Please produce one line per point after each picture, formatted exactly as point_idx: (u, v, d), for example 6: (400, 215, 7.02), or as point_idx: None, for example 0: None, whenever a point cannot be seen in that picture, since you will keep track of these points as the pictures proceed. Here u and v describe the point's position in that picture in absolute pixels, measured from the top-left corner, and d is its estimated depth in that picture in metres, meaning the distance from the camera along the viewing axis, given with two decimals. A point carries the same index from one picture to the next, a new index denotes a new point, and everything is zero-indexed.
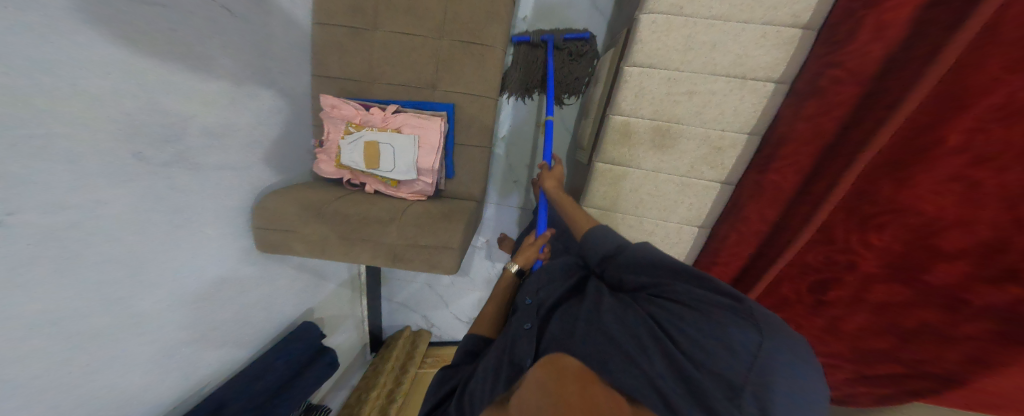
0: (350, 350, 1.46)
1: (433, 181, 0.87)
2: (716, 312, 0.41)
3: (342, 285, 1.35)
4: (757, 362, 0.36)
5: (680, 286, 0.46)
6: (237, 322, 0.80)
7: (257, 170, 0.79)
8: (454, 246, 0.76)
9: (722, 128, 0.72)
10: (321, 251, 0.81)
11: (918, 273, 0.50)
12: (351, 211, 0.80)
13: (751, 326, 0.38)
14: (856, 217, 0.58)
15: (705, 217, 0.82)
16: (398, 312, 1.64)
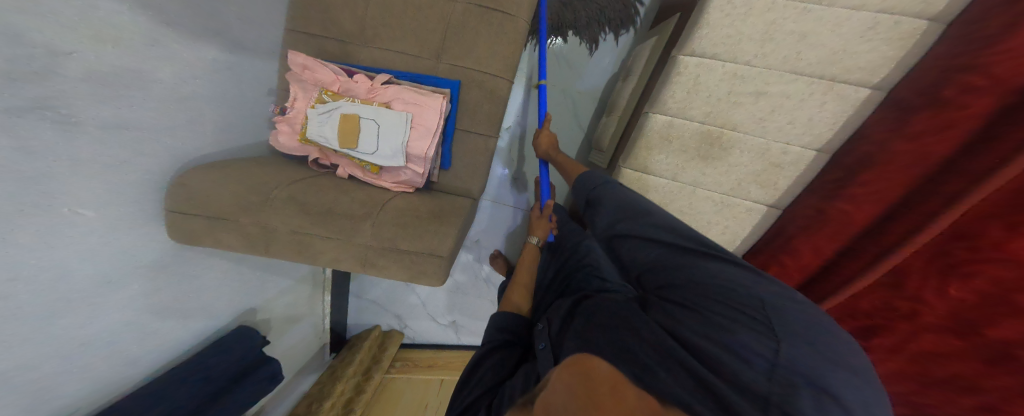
0: (305, 352, 1.26)
1: (424, 171, 0.70)
2: (719, 308, 0.30)
3: (300, 280, 1.16)
4: (780, 362, 0.25)
5: (687, 269, 0.34)
6: (150, 324, 0.61)
7: (181, 135, 0.61)
8: (442, 254, 0.60)
9: (787, 141, 0.59)
10: (262, 247, 0.63)
11: (981, 326, 0.41)
12: (308, 198, 0.62)
13: (767, 331, 0.27)
14: (941, 262, 0.45)
15: (741, 245, 0.69)
16: (367, 312, 1.45)
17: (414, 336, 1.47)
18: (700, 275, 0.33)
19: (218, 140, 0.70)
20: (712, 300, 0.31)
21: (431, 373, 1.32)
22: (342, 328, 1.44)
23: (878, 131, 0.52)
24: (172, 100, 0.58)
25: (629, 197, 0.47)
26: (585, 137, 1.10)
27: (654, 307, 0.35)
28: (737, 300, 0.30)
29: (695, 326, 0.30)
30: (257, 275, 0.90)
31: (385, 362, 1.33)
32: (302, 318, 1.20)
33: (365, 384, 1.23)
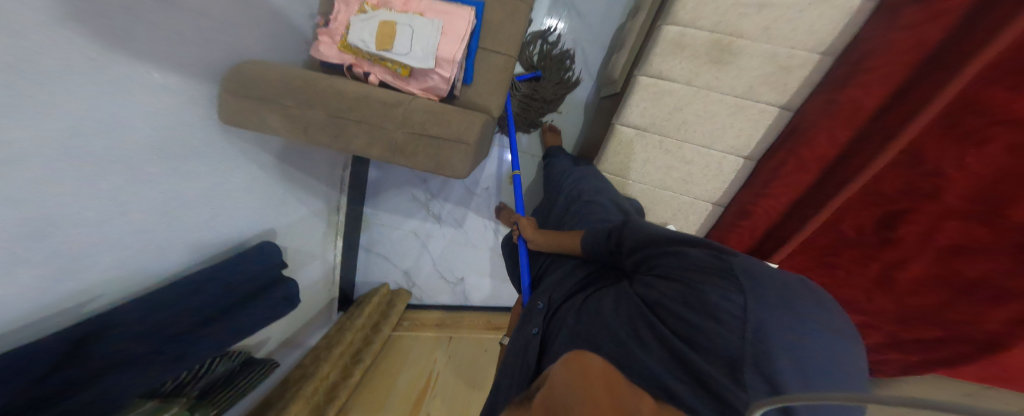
0: (316, 299, 1.27)
1: (449, 77, 0.76)
2: (699, 278, 0.39)
3: (315, 215, 1.20)
4: (750, 316, 0.32)
5: (667, 259, 0.44)
6: (198, 208, 0.65)
7: (238, 31, 0.66)
8: (469, 141, 0.64)
9: (791, 47, 0.64)
10: (303, 133, 0.68)
11: (1005, 207, 0.49)
12: (348, 91, 0.68)
13: (739, 290, 0.34)
14: (954, 136, 0.52)
15: (755, 148, 0.75)
16: (374, 265, 1.46)
17: (420, 294, 1.50)
18: (683, 259, 0.42)
19: (264, 46, 0.75)
20: (691, 274, 0.40)
21: (438, 330, 1.34)
22: (351, 281, 1.45)
23: (873, 32, 0.58)
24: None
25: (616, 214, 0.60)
26: (597, 75, 1.14)
27: (645, 285, 0.45)
28: (714, 269, 0.39)
29: (676, 301, 0.39)
30: (273, 201, 0.93)
31: (393, 318, 1.33)
32: (314, 260, 1.22)
33: (375, 336, 1.24)
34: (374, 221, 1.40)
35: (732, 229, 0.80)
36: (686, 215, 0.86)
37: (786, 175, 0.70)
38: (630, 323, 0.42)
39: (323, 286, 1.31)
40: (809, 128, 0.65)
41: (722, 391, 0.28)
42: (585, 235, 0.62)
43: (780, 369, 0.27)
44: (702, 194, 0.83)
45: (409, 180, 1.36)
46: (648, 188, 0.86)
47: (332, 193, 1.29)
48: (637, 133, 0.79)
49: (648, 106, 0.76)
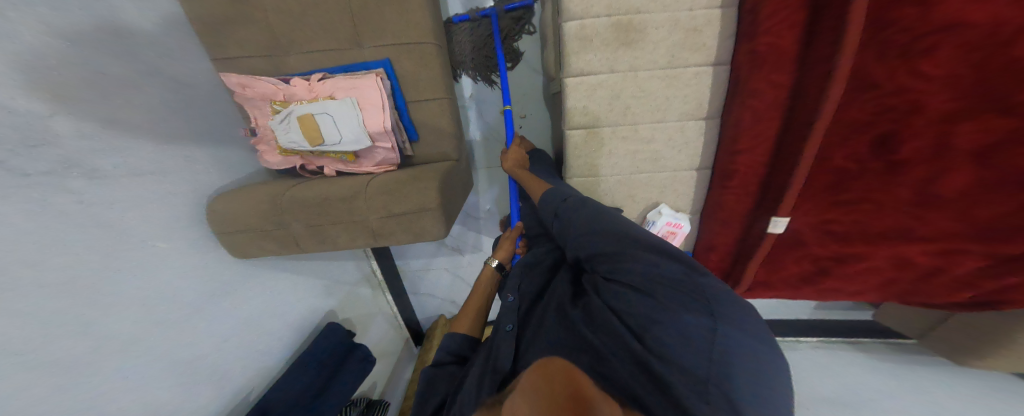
0: (395, 345, 1.49)
1: (391, 145, 0.81)
2: (666, 294, 0.45)
3: (359, 284, 1.32)
4: (716, 339, 0.39)
5: (633, 262, 0.49)
6: (220, 354, 0.78)
7: (178, 198, 0.72)
8: (432, 206, 0.71)
9: (690, 7, 0.64)
10: (293, 246, 0.77)
11: (1005, 97, 0.38)
12: (307, 196, 0.75)
13: (707, 313, 0.41)
14: (895, 50, 0.45)
15: (709, 107, 0.72)
16: (425, 303, 1.55)
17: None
18: (653, 269, 0.47)
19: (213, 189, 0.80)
20: (661, 287, 0.46)
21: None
22: (415, 321, 1.60)
23: None
24: (159, 173, 0.68)
25: (580, 202, 0.65)
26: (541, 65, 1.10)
27: (615, 294, 0.51)
28: (682, 285, 0.45)
29: (647, 313, 0.45)
30: (303, 292, 1.06)
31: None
32: (377, 317, 1.39)
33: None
34: (409, 269, 1.45)
35: (725, 190, 0.68)
36: (673, 190, 0.76)
37: (748, 130, 0.66)
38: (608, 336, 0.50)
39: (396, 332, 1.51)
40: (749, 78, 0.63)
41: (692, 409, 0.37)
42: (545, 194, 0.75)
43: (736, 388, 0.36)
44: (679, 163, 0.75)
45: None
46: (624, 177, 0.77)
47: (362, 258, 1.35)
48: (587, 132, 0.76)
49: (587, 105, 0.74)
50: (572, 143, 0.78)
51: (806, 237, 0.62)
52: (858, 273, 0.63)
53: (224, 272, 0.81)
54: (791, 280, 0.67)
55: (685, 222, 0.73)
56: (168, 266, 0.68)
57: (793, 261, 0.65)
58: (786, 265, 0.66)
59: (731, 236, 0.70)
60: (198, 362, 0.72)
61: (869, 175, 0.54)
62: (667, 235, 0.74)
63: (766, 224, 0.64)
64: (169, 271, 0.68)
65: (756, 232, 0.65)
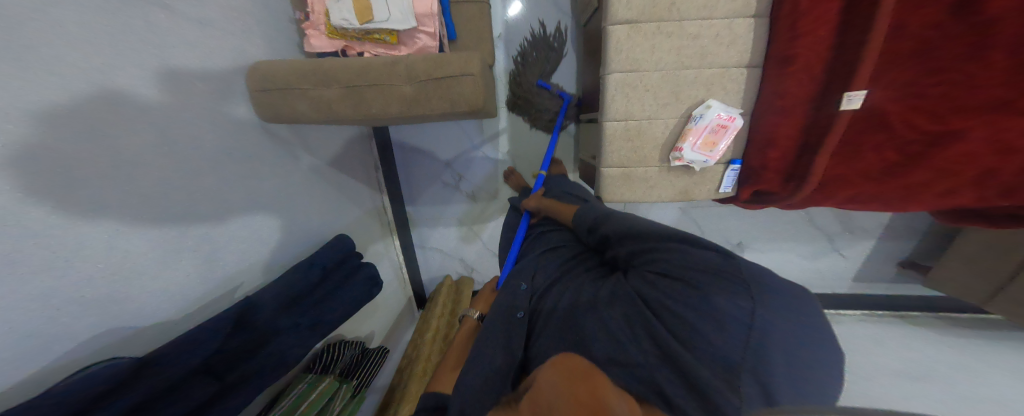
0: (397, 301, 1.34)
1: (434, 31, 0.82)
2: (709, 281, 0.45)
3: (369, 216, 1.23)
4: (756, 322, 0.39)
5: (672, 254, 0.52)
6: (229, 229, 0.66)
7: (219, 41, 0.66)
8: (474, 72, 0.69)
9: None
10: (330, 115, 0.74)
11: None
12: (346, 62, 0.70)
13: (746, 296, 0.42)
14: None
15: (758, 4, 0.63)
16: (433, 261, 1.44)
17: (482, 279, 1.46)
18: (690, 258, 0.49)
19: (253, 51, 0.75)
20: (698, 273, 0.47)
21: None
22: (419, 280, 1.47)
23: None
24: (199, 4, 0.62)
25: (617, 212, 0.70)
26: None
27: (653, 283, 0.51)
28: (719, 269, 0.46)
29: (677, 300, 0.46)
30: (328, 202, 1.01)
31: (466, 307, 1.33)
32: (384, 260, 1.27)
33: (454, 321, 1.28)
34: (418, 218, 1.37)
35: (785, 72, 0.62)
36: (723, 87, 0.69)
37: (807, 12, 0.57)
38: (633, 322, 0.49)
39: (399, 286, 1.37)
40: None
41: (714, 396, 0.37)
42: (578, 216, 0.77)
43: (770, 376, 0.37)
44: (730, 61, 0.67)
45: (432, 167, 1.28)
46: (667, 74, 0.70)
47: (375, 192, 1.28)
48: (629, 28, 0.67)
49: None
50: (609, 43, 0.69)
51: (889, 111, 0.56)
52: (947, 162, 0.56)
53: (253, 141, 0.73)
54: (870, 172, 0.62)
55: (737, 116, 0.68)
56: (220, 113, 0.65)
57: (870, 150, 0.60)
58: (862, 155, 0.61)
59: (797, 126, 0.64)
60: (225, 221, 0.65)
61: (952, 43, 0.49)
62: (718, 129, 0.69)
63: (839, 102, 0.58)
64: (207, 106, 0.62)
65: (825, 115, 0.60)
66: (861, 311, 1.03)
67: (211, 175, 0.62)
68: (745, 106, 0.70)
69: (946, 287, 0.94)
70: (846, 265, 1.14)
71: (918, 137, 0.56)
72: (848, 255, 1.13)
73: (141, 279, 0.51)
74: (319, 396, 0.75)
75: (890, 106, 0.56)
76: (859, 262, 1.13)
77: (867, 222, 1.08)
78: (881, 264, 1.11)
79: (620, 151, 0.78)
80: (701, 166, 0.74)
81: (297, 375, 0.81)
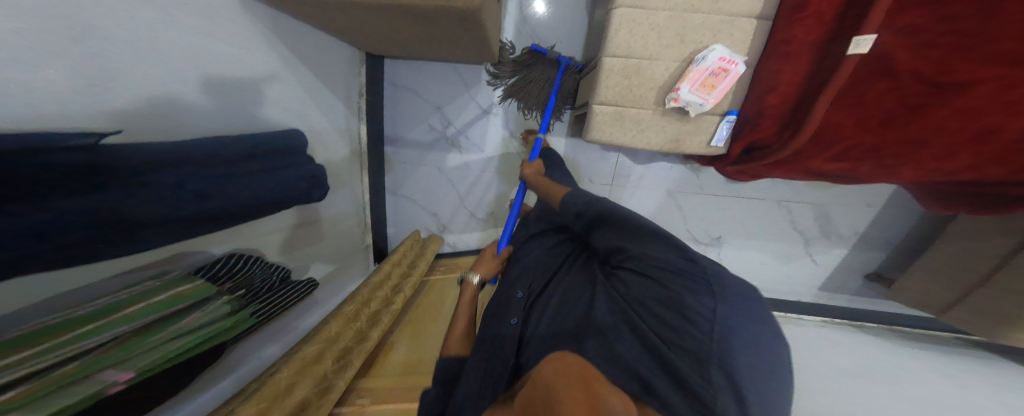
0: (350, 245, 1.16)
1: None
2: (677, 282, 0.45)
3: (341, 138, 1.07)
4: (717, 316, 0.40)
5: (640, 248, 0.51)
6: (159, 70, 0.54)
7: None
8: None
9: None
10: None
11: None
12: None
13: (709, 291, 0.42)
14: None
15: None
16: (403, 211, 1.35)
17: (453, 240, 1.38)
18: (658, 256, 0.49)
19: None
20: (668, 274, 0.47)
21: None
22: (384, 231, 1.36)
23: None
24: None
25: (600, 199, 0.66)
26: None
27: (625, 282, 0.52)
28: (687, 270, 0.45)
29: (652, 295, 0.47)
30: (298, 104, 0.89)
31: (426, 264, 1.22)
32: (346, 189, 1.10)
33: (411, 273, 1.15)
34: (396, 160, 1.28)
35: (795, 17, 0.58)
36: (729, 35, 0.66)
37: None
38: (614, 321, 0.48)
39: (358, 229, 1.21)
40: None
41: (700, 392, 0.37)
42: (565, 202, 0.73)
43: (736, 364, 0.37)
44: (740, 9, 0.64)
45: (419, 109, 1.21)
46: (675, 13, 0.66)
47: (351, 115, 1.12)
48: None
49: None
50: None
51: (897, 59, 0.52)
52: (944, 121, 0.53)
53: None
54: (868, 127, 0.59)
55: (738, 61, 0.65)
56: None
57: (874, 98, 0.57)
58: (864, 104, 0.58)
59: (799, 72, 0.61)
60: (191, 76, 0.60)
61: None
62: (718, 72, 0.65)
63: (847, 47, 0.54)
64: None
65: (832, 58, 0.58)
66: (819, 318, 1.08)
67: (193, 52, 0.60)
68: (752, 55, 0.66)
69: (902, 296, 1.01)
70: (816, 272, 1.15)
71: (923, 88, 0.52)
72: (820, 261, 1.13)
73: (75, 90, 0.43)
74: (178, 294, 0.54)
75: (899, 52, 0.52)
76: (829, 269, 1.14)
77: (844, 229, 1.08)
78: (849, 275, 1.13)
79: (614, 86, 0.74)
80: (696, 111, 0.69)
81: (168, 259, 0.59)
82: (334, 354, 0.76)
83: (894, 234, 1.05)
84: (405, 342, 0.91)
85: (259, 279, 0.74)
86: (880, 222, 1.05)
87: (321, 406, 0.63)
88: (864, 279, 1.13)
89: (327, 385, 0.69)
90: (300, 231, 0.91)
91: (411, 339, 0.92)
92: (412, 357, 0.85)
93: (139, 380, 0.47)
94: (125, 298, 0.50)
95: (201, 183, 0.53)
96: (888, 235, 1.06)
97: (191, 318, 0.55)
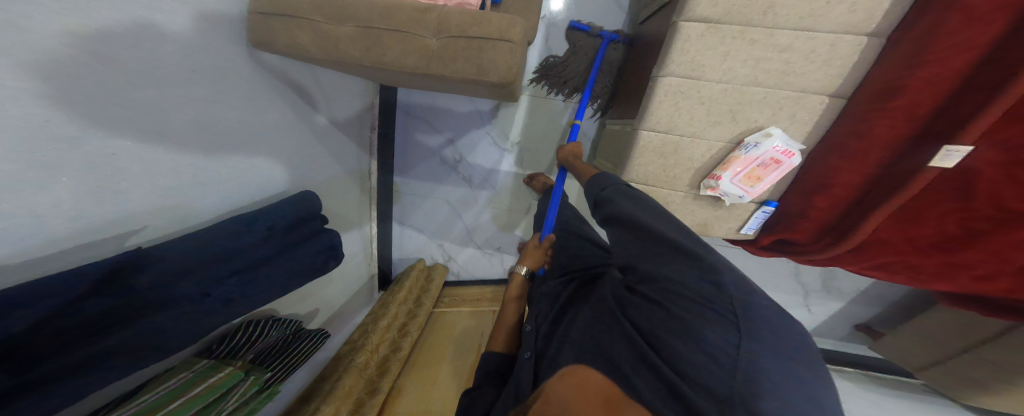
0: (355, 279, 1.14)
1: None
2: (696, 309, 0.38)
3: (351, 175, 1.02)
4: (738, 354, 0.33)
5: (649, 266, 0.46)
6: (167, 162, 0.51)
7: None
8: (513, 39, 0.60)
9: None
10: (336, 54, 0.62)
11: None
12: None
13: (729, 324, 0.35)
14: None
15: (880, 22, 0.53)
16: (409, 240, 1.31)
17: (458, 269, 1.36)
18: (673, 278, 0.42)
19: None
20: (682, 300, 0.40)
21: (482, 305, 1.23)
22: (388, 257, 1.33)
23: None
24: None
25: (621, 188, 0.58)
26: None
27: (638, 309, 0.46)
28: (704, 296, 0.38)
29: (662, 321, 0.41)
30: (305, 152, 0.84)
31: (431, 300, 1.20)
32: (355, 229, 1.06)
33: (417, 310, 1.14)
34: (403, 191, 1.23)
35: (877, 108, 0.54)
36: (790, 114, 0.62)
37: (945, 39, 0.47)
38: (628, 353, 0.43)
39: (364, 262, 1.19)
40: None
41: None
42: (592, 181, 0.66)
43: (762, 405, 0.29)
44: (811, 85, 0.59)
45: (432, 140, 1.16)
46: (731, 88, 0.62)
47: (363, 153, 1.07)
48: (709, 29, 0.58)
49: None
50: (675, 43, 0.60)
51: (978, 179, 0.49)
52: (1006, 250, 0.52)
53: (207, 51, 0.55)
54: (918, 243, 0.59)
55: (795, 151, 0.63)
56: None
57: (935, 217, 0.55)
58: (923, 223, 0.57)
59: (860, 174, 0.59)
60: (202, 157, 0.56)
61: None
62: (769, 163, 0.63)
63: (932, 155, 0.51)
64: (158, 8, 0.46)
65: (904, 167, 0.55)
66: None
67: (200, 131, 0.55)
68: (812, 136, 0.64)
69: (886, 351, 1.07)
70: (808, 320, 1.19)
71: (993, 213, 0.51)
72: (814, 311, 1.17)
73: (80, 209, 0.41)
74: (214, 383, 0.55)
75: (985, 170, 0.48)
76: (821, 319, 1.18)
77: (844, 285, 1.12)
78: (837, 323, 1.18)
79: (648, 164, 0.71)
80: (733, 200, 0.68)
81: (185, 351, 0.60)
82: (346, 410, 0.76)
83: (891, 294, 1.09)
84: (413, 390, 0.92)
85: (274, 338, 0.75)
86: (883, 284, 1.08)
87: None
88: (852, 328, 1.17)
89: None
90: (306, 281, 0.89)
91: (419, 386, 0.93)
92: (420, 409, 0.85)
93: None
94: (165, 396, 0.51)
95: (226, 289, 0.55)
96: (885, 294, 1.09)
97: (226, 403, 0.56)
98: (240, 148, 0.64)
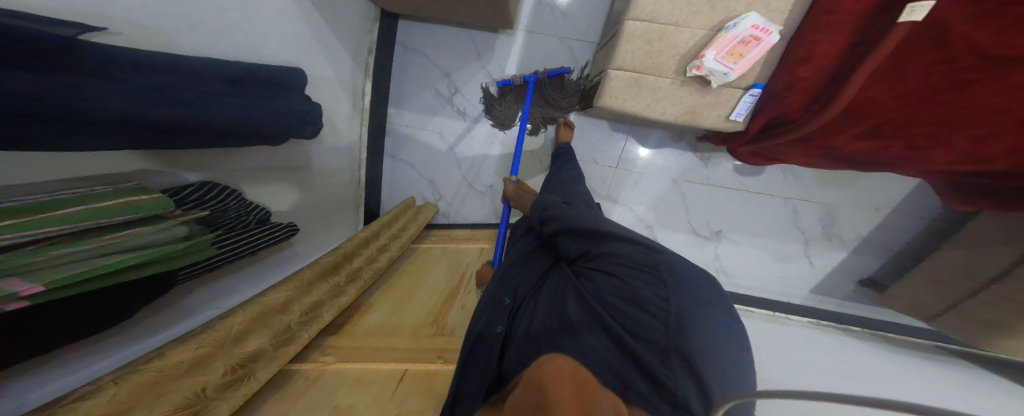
0: (342, 194, 1.09)
1: None
2: (637, 275, 0.42)
3: (345, 91, 1.03)
4: (672, 309, 0.37)
5: (605, 250, 0.49)
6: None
7: None
8: None
9: None
10: None
11: None
12: None
13: (663, 283, 0.39)
14: None
15: None
16: (399, 174, 1.31)
17: (448, 211, 1.35)
18: (622, 256, 0.46)
19: None
20: (629, 270, 0.44)
21: (469, 243, 1.20)
22: (378, 195, 1.31)
23: None
24: None
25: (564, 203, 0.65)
26: None
27: (593, 280, 0.48)
28: (643, 265, 0.43)
29: (614, 290, 0.44)
30: (305, 50, 0.83)
31: (417, 229, 1.18)
32: (343, 142, 1.05)
33: (399, 237, 1.08)
34: (398, 123, 1.25)
35: None
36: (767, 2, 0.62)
37: None
38: (585, 319, 0.44)
39: (351, 184, 1.15)
40: None
41: (662, 381, 0.33)
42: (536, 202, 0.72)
43: (694, 347, 0.33)
44: None
45: (427, 73, 1.18)
46: None
47: (358, 71, 1.09)
48: None
49: None
50: None
51: (949, 29, 0.50)
52: (991, 97, 0.52)
53: None
54: (907, 97, 0.58)
55: (773, 30, 0.62)
56: None
57: (919, 69, 0.55)
58: (907, 78, 0.56)
59: (839, 44, 0.59)
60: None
61: None
62: (749, 40, 0.62)
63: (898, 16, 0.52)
64: None
65: (876, 30, 0.55)
66: (805, 319, 1.02)
67: None
68: (789, 22, 0.63)
69: (893, 302, 1.00)
70: (811, 274, 1.12)
71: (976, 62, 0.50)
72: (817, 263, 1.11)
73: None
74: (127, 203, 0.41)
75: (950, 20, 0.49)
76: (824, 272, 1.11)
77: (846, 232, 1.07)
78: (840, 281, 1.11)
79: (633, 53, 0.71)
80: (719, 81, 0.68)
81: (116, 179, 0.45)
82: (302, 306, 0.65)
83: (895, 242, 1.04)
84: (384, 306, 0.83)
85: (232, 216, 0.60)
86: (886, 229, 1.04)
87: (276, 359, 0.54)
88: (855, 285, 1.10)
89: (288, 336, 0.59)
90: (296, 166, 0.85)
91: (391, 305, 0.85)
92: (391, 321, 0.78)
93: (45, 302, 0.33)
94: (53, 199, 0.36)
95: None
96: (888, 242, 1.05)
97: (135, 231, 0.41)
98: (249, 11, 0.63)
